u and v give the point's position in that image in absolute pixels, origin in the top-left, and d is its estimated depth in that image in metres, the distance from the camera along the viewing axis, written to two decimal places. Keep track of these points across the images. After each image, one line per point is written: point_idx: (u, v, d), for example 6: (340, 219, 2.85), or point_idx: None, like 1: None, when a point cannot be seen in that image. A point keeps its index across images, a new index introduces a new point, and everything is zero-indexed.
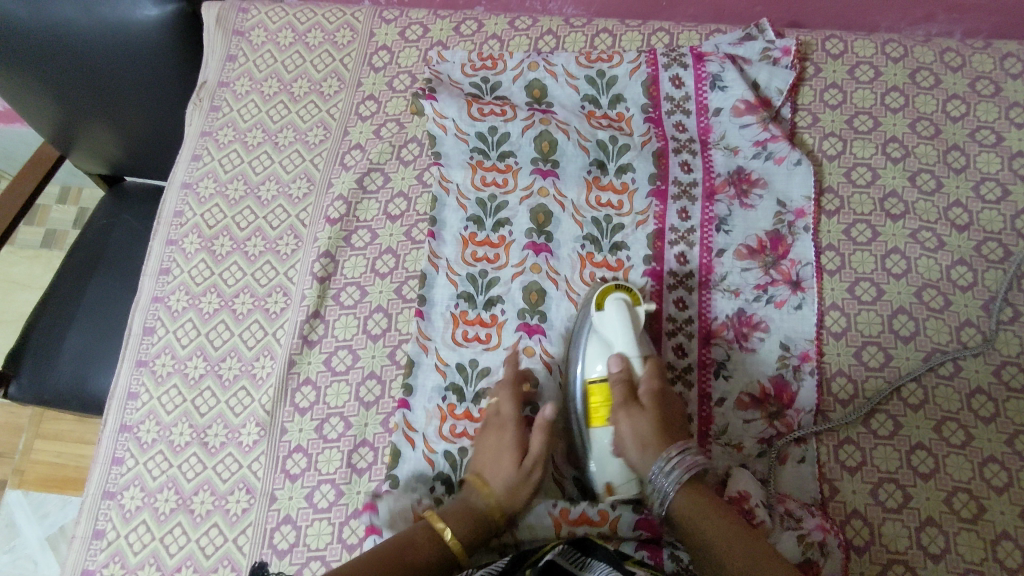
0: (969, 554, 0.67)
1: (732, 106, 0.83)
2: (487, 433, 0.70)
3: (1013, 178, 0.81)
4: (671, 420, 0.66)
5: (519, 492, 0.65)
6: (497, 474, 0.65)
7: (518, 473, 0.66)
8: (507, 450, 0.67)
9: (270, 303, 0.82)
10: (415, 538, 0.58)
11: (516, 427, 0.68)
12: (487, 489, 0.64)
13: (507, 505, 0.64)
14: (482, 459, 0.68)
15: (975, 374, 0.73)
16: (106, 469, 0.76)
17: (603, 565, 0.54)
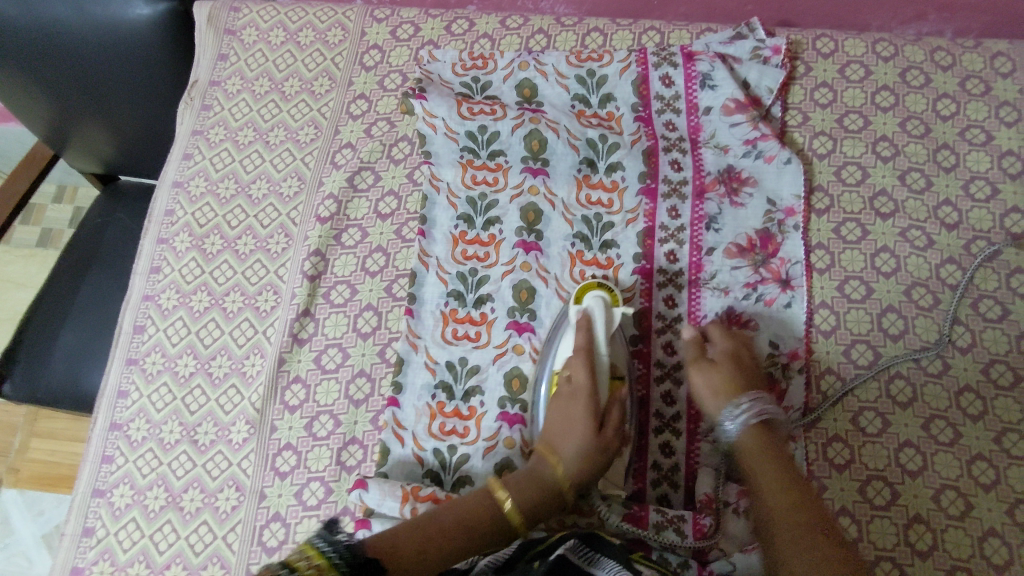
0: (957, 551, 0.67)
1: (722, 105, 0.83)
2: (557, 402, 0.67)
3: (1002, 176, 0.81)
4: (745, 373, 0.70)
5: (593, 459, 0.64)
6: (569, 442, 0.64)
7: (591, 443, 0.64)
8: (579, 420, 0.64)
9: (260, 302, 0.82)
10: (474, 504, 0.59)
11: (590, 398, 0.65)
12: (557, 455, 0.64)
13: (580, 474, 0.63)
14: (553, 428, 0.66)
15: (963, 372, 0.73)
16: (96, 466, 0.76)
17: (612, 564, 0.51)
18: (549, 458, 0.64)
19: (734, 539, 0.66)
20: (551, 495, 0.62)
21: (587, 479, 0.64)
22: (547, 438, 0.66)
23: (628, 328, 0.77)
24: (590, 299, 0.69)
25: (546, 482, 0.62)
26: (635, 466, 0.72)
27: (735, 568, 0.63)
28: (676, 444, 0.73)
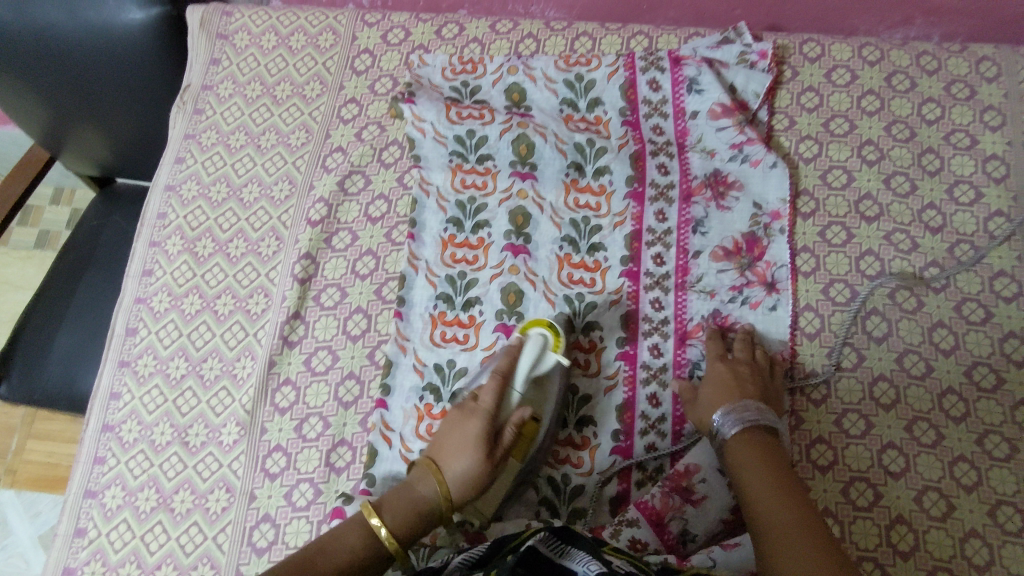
0: (938, 551, 0.67)
1: (709, 109, 0.84)
2: (453, 419, 0.68)
3: (986, 180, 0.82)
4: (740, 383, 0.70)
5: (473, 485, 0.64)
6: (455, 463, 0.64)
7: (479, 468, 0.64)
8: (468, 444, 0.65)
9: (251, 304, 0.83)
10: (349, 533, 0.59)
11: (484, 419, 0.65)
12: (441, 475, 0.64)
13: (458, 493, 0.64)
14: (444, 445, 0.66)
15: (946, 375, 0.74)
16: (88, 468, 0.77)
17: (583, 554, 0.49)
18: (434, 478, 0.64)
19: (704, 530, 0.68)
20: (425, 514, 0.63)
21: (466, 497, 0.65)
22: (436, 454, 0.66)
23: (616, 331, 0.78)
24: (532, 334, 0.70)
25: (423, 503, 0.63)
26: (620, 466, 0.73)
27: (714, 563, 0.62)
28: (660, 446, 0.73)
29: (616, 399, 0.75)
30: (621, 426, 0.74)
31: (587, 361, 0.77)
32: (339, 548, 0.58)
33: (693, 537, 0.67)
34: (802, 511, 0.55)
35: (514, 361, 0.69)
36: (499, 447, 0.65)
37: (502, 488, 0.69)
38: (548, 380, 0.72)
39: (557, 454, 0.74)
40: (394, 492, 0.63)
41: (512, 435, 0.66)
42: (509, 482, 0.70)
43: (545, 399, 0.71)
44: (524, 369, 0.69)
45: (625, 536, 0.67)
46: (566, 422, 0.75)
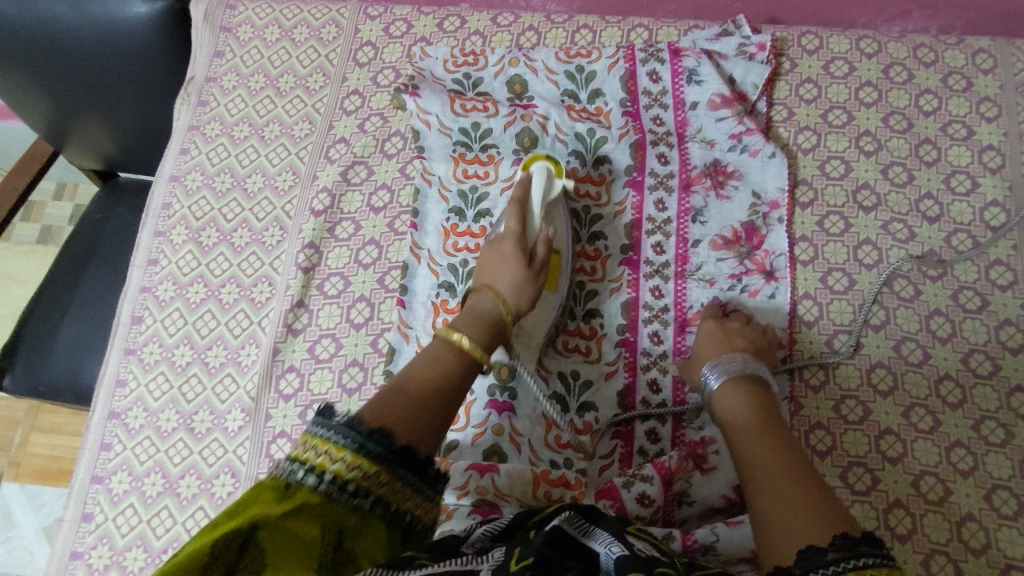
0: (935, 535, 0.68)
1: (708, 100, 0.85)
2: (486, 253, 0.71)
3: (983, 171, 0.83)
4: (731, 338, 0.72)
5: (525, 289, 0.68)
6: (501, 279, 0.68)
7: (526, 275, 0.68)
8: (511, 258, 0.68)
9: (256, 293, 0.83)
10: (428, 353, 0.58)
11: (518, 237, 0.70)
12: (495, 290, 0.67)
13: (515, 302, 0.67)
14: (485, 273, 0.69)
15: (943, 362, 0.75)
16: (95, 454, 0.78)
17: (608, 535, 0.48)
18: (488, 294, 0.67)
19: (705, 499, 0.69)
20: (496, 326, 0.65)
21: (520, 307, 0.68)
22: (481, 282, 0.69)
23: (616, 318, 0.79)
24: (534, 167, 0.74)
25: (490, 315, 0.65)
26: (620, 450, 0.74)
27: (718, 537, 0.64)
28: (661, 431, 0.74)
29: (617, 384, 0.76)
30: (622, 410, 0.75)
31: (588, 348, 0.78)
32: (423, 365, 0.56)
33: (690, 501, 0.70)
34: (787, 457, 0.58)
35: (527, 192, 0.74)
36: (539, 259, 0.70)
37: (540, 314, 0.75)
38: (555, 211, 0.77)
39: (559, 438, 0.73)
40: (456, 318, 0.64)
41: (546, 247, 0.70)
42: (547, 310, 0.75)
43: (563, 230, 0.78)
44: (540, 198, 0.73)
45: (635, 489, 0.67)
46: (568, 408, 0.76)
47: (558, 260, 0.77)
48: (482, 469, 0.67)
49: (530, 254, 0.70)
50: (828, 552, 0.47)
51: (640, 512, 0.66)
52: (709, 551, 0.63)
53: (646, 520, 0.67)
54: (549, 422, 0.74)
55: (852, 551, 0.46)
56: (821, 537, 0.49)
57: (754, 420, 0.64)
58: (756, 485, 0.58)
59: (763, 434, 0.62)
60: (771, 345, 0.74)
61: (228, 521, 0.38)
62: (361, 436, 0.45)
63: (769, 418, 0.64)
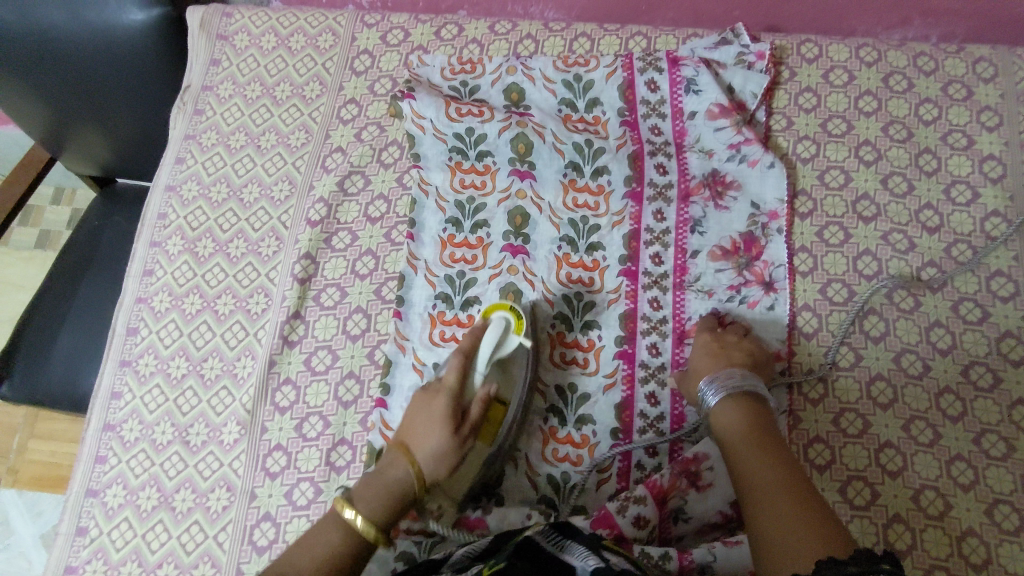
0: (935, 550, 0.68)
1: (707, 109, 0.85)
2: (420, 401, 0.69)
3: (983, 180, 0.82)
4: (728, 351, 0.72)
5: (445, 461, 0.66)
6: (423, 443, 0.66)
7: (450, 444, 0.66)
8: (437, 422, 0.67)
9: (251, 304, 0.83)
10: (325, 531, 0.60)
11: (452, 396, 0.67)
12: (411, 456, 0.66)
13: (432, 472, 0.66)
14: (411, 427, 0.68)
15: (943, 374, 0.74)
16: (89, 467, 0.78)
17: (584, 548, 0.50)
18: (403, 461, 0.65)
19: (701, 514, 0.69)
20: (400, 498, 0.64)
21: (439, 477, 0.67)
22: (405, 438, 0.67)
23: (614, 329, 0.78)
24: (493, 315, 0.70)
25: (399, 487, 0.64)
26: (618, 464, 0.73)
27: (716, 558, 0.63)
28: (659, 445, 0.73)
29: (614, 397, 0.75)
30: (620, 424, 0.74)
31: (585, 360, 0.77)
32: (314, 548, 0.59)
33: (687, 517, 0.69)
34: (790, 471, 0.58)
35: (476, 342, 0.70)
36: (467, 421, 0.68)
37: (469, 471, 0.69)
38: (513, 361, 0.72)
39: (556, 452, 0.74)
40: (366, 479, 0.65)
41: (479, 409, 0.68)
42: (475, 467, 0.69)
43: (516, 384, 0.72)
44: (485, 352, 0.68)
45: (631, 513, 0.66)
46: (565, 421, 0.75)
47: (502, 412, 0.71)
48: (471, 524, 0.71)
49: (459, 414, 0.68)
50: (849, 564, 0.45)
51: (637, 533, 0.66)
52: (706, 570, 0.63)
53: (643, 541, 0.66)
54: (546, 435, 0.75)
55: (871, 565, 0.44)
56: (835, 551, 0.49)
57: (753, 438, 0.63)
58: (758, 500, 0.57)
59: (762, 449, 0.62)
60: (767, 357, 0.74)
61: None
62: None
63: (768, 434, 0.64)
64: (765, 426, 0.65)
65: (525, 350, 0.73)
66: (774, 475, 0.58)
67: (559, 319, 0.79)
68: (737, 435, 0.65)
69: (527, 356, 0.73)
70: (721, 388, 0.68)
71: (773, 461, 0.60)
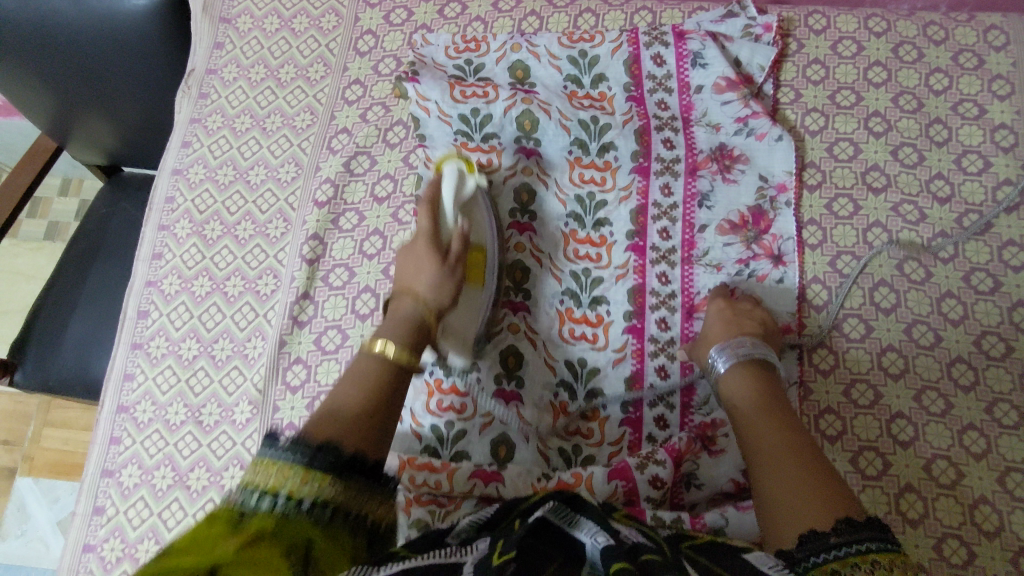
0: (947, 520, 0.67)
1: (713, 83, 0.84)
2: (402, 260, 0.72)
3: (995, 150, 0.81)
4: (740, 317, 0.72)
5: (444, 286, 0.68)
6: (418, 281, 0.68)
7: (441, 271, 0.69)
8: (424, 257, 0.69)
9: (260, 285, 0.83)
10: (358, 368, 0.58)
11: (431, 234, 0.70)
12: (411, 292, 0.67)
13: (436, 299, 0.67)
14: (403, 277, 0.69)
15: (955, 344, 0.74)
16: (105, 448, 0.78)
17: (594, 525, 0.46)
18: (406, 298, 0.67)
19: (714, 482, 0.69)
20: (418, 325, 0.65)
21: (444, 305, 0.68)
22: (401, 285, 0.69)
23: (623, 304, 0.78)
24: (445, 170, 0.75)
25: (412, 318, 0.65)
26: (629, 437, 0.73)
27: (727, 522, 0.63)
28: (670, 417, 0.74)
29: (626, 370, 0.75)
30: (630, 398, 0.74)
31: (595, 335, 0.77)
32: (352, 379, 0.57)
33: (700, 483, 0.69)
34: (799, 441, 0.58)
35: (438, 191, 0.74)
36: (453, 252, 0.70)
37: (468, 312, 0.74)
38: (475, 207, 0.77)
39: (567, 425, 0.74)
40: (379, 326, 0.64)
41: (459, 243, 0.70)
42: (475, 306, 0.74)
43: (484, 227, 0.77)
44: (450, 196, 0.73)
45: (649, 472, 0.67)
46: (575, 395, 0.76)
47: (482, 257, 0.76)
48: (485, 477, 0.67)
49: (443, 249, 0.70)
50: (830, 535, 0.47)
51: (651, 494, 0.66)
52: (718, 534, 0.63)
53: (655, 502, 0.67)
54: (557, 410, 0.75)
55: (851, 535, 0.47)
56: (823, 524, 0.49)
57: (762, 407, 0.63)
58: (761, 466, 0.57)
59: (771, 418, 0.61)
60: (777, 328, 0.73)
61: (183, 562, 0.35)
62: (307, 454, 0.45)
63: (778, 403, 0.63)
64: (776, 395, 0.64)
65: (484, 193, 0.79)
66: (781, 445, 0.58)
67: (568, 295, 0.79)
68: (746, 404, 0.64)
69: (487, 195, 0.78)
70: (732, 356, 0.67)
71: (783, 432, 0.59)
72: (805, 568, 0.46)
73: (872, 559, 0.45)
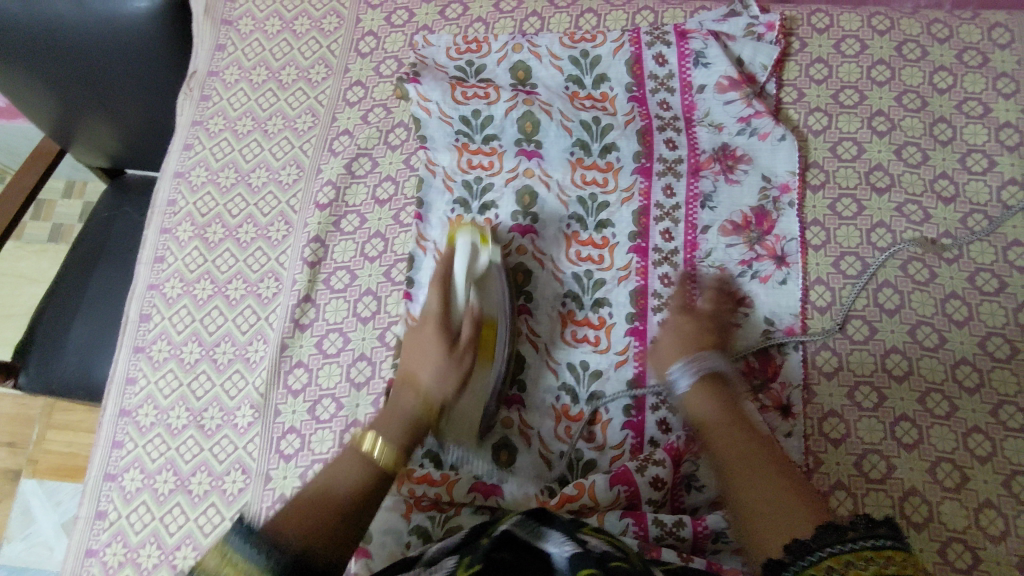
0: (952, 523, 0.67)
1: (716, 82, 0.84)
2: (410, 339, 0.69)
3: (1000, 149, 0.81)
4: (698, 324, 0.70)
5: (448, 377, 0.65)
6: (423, 369, 0.66)
7: (446, 362, 0.66)
8: (431, 346, 0.66)
9: (262, 288, 0.83)
10: (343, 463, 0.58)
11: (439, 318, 0.68)
12: (416, 383, 0.65)
13: (439, 393, 0.65)
14: (409, 362, 0.67)
15: (960, 346, 0.73)
16: (107, 452, 0.78)
17: (561, 535, 0.46)
18: (410, 391, 0.65)
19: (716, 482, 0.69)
20: (416, 425, 0.62)
21: (447, 398, 0.65)
22: (406, 372, 0.67)
23: (625, 306, 0.78)
24: (458, 239, 0.72)
25: (410, 413, 0.63)
26: (631, 441, 0.72)
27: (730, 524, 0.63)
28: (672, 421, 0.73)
29: (628, 372, 0.75)
30: (633, 400, 0.74)
31: (597, 338, 0.77)
32: (341, 471, 0.57)
33: (701, 485, 0.69)
34: (765, 449, 0.57)
35: (450, 266, 0.71)
36: (461, 339, 0.67)
37: (476, 392, 0.70)
38: (489, 278, 0.73)
39: (569, 429, 0.74)
40: (376, 418, 0.63)
41: (469, 328, 0.68)
42: (484, 389, 0.70)
43: (496, 300, 0.73)
44: (462, 272, 0.70)
45: (649, 473, 0.66)
46: (577, 398, 0.75)
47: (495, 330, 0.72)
48: (485, 492, 0.68)
49: (450, 334, 0.68)
50: (847, 530, 0.46)
51: (653, 495, 0.66)
52: (720, 537, 0.63)
53: (658, 504, 0.66)
54: (559, 413, 0.75)
55: (869, 530, 0.46)
56: (808, 528, 0.49)
57: (725, 417, 0.61)
58: (731, 480, 0.56)
59: (735, 428, 0.60)
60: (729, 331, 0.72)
61: None
62: (279, 560, 0.47)
63: (738, 412, 0.62)
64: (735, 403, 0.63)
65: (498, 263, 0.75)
66: (754, 456, 0.57)
67: (570, 297, 0.79)
68: (709, 416, 0.62)
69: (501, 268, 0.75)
70: (694, 368, 0.65)
71: (750, 439, 0.59)
72: (819, 558, 0.46)
73: (888, 554, 0.44)
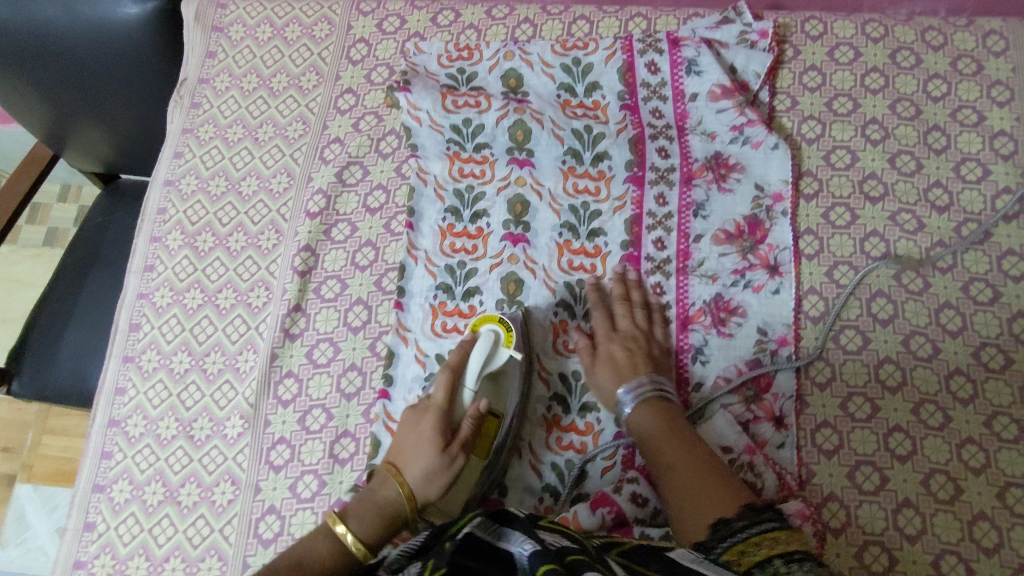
0: (946, 535, 0.67)
1: (709, 90, 0.83)
2: (410, 419, 0.68)
3: (994, 157, 0.80)
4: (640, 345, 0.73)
5: (435, 482, 0.65)
6: (414, 465, 0.65)
7: (436, 465, 0.65)
8: (426, 443, 0.65)
9: (253, 298, 0.83)
10: (316, 540, 0.61)
11: (438, 415, 0.66)
12: (401, 478, 0.65)
13: (422, 495, 0.64)
14: (402, 448, 0.66)
15: (953, 356, 0.73)
16: (96, 462, 0.78)
17: (518, 533, 0.45)
18: (395, 482, 0.64)
19: None
20: (391, 520, 0.63)
21: (430, 497, 0.65)
22: (397, 456, 0.67)
23: None
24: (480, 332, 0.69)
25: (388, 507, 0.63)
26: (623, 453, 0.72)
27: None
28: None
29: None
30: None
31: None
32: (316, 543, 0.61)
33: None
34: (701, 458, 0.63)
35: (466, 358, 0.69)
36: (457, 439, 0.66)
37: (466, 488, 0.69)
38: (504, 373, 0.71)
39: (561, 440, 0.74)
40: (355, 500, 0.64)
41: (467, 431, 0.66)
42: (475, 482, 0.69)
43: (506, 398, 0.71)
44: (473, 370, 0.67)
45: (627, 492, 0.68)
46: (569, 408, 0.75)
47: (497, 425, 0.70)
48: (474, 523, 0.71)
49: (448, 434, 0.66)
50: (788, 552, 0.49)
51: (636, 513, 0.67)
52: None
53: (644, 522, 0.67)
54: (550, 424, 0.75)
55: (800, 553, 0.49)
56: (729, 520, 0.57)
57: (667, 430, 0.66)
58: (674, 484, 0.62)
59: (677, 438, 0.65)
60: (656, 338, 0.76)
61: None
62: None
63: (678, 421, 0.67)
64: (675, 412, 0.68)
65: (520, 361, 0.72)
66: (695, 466, 0.62)
67: (562, 307, 0.79)
68: (652, 427, 0.67)
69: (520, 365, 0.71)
70: (640, 393, 0.68)
71: (688, 449, 0.64)
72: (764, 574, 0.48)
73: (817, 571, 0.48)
